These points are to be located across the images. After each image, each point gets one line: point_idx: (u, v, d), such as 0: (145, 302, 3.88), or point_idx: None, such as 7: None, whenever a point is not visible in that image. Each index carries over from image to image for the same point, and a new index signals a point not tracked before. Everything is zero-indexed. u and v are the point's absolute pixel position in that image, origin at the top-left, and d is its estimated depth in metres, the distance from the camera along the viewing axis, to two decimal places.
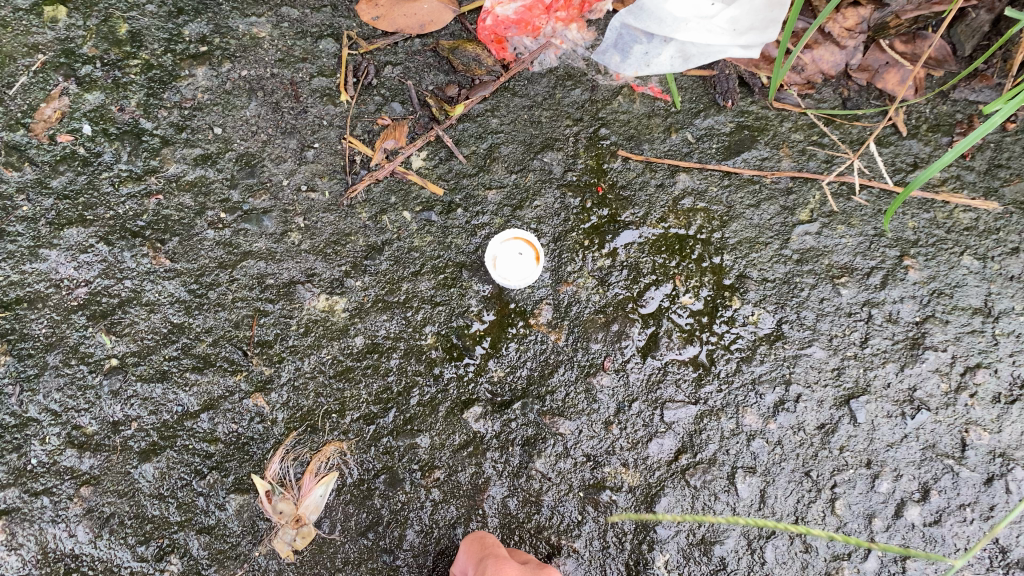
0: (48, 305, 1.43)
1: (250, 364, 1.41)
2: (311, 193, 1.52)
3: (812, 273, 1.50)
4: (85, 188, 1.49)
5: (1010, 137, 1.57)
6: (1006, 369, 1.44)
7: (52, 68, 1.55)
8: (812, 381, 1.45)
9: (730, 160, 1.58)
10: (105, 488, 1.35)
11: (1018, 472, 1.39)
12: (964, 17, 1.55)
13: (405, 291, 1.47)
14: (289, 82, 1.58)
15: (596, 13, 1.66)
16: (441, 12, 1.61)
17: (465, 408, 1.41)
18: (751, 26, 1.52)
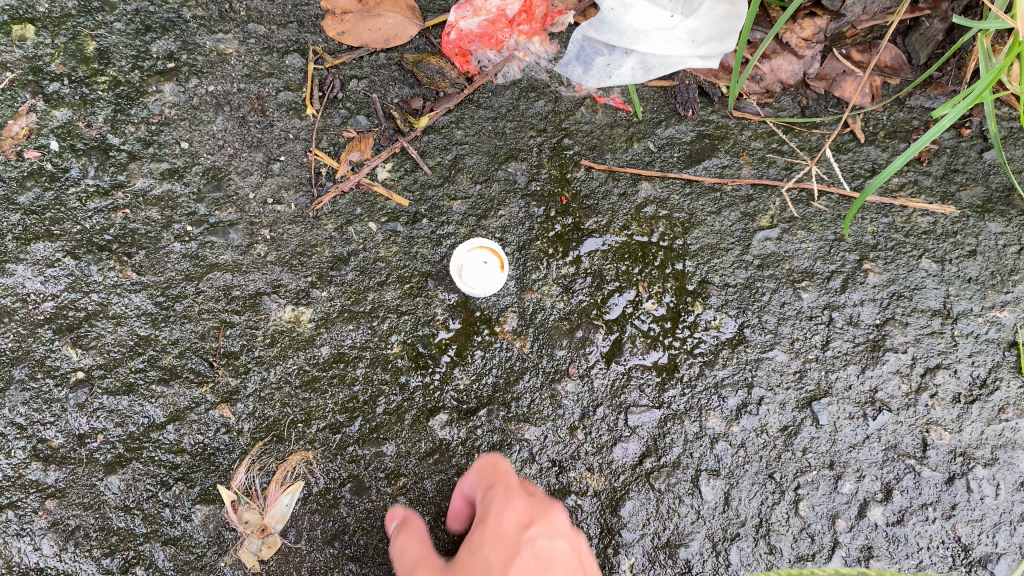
0: (15, 319, 1.45)
1: (216, 376, 1.44)
2: (277, 206, 1.54)
3: (772, 278, 1.54)
4: (52, 203, 1.51)
5: (965, 142, 1.61)
6: (965, 369, 1.49)
7: (19, 85, 1.55)
8: (774, 384, 1.48)
9: (691, 168, 1.61)
10: (71, 501, 1.37)
11: (978, 471, 1.44)
12: (918, 26, 1.58)
13: (371, 302, 1.50)
14: (255, 97, 1.60)
15: (558, 26, 1.69)
16: (406, 27, 1.63)
17: (430, 416, 1.44)
18: (710, 37, 1.57)
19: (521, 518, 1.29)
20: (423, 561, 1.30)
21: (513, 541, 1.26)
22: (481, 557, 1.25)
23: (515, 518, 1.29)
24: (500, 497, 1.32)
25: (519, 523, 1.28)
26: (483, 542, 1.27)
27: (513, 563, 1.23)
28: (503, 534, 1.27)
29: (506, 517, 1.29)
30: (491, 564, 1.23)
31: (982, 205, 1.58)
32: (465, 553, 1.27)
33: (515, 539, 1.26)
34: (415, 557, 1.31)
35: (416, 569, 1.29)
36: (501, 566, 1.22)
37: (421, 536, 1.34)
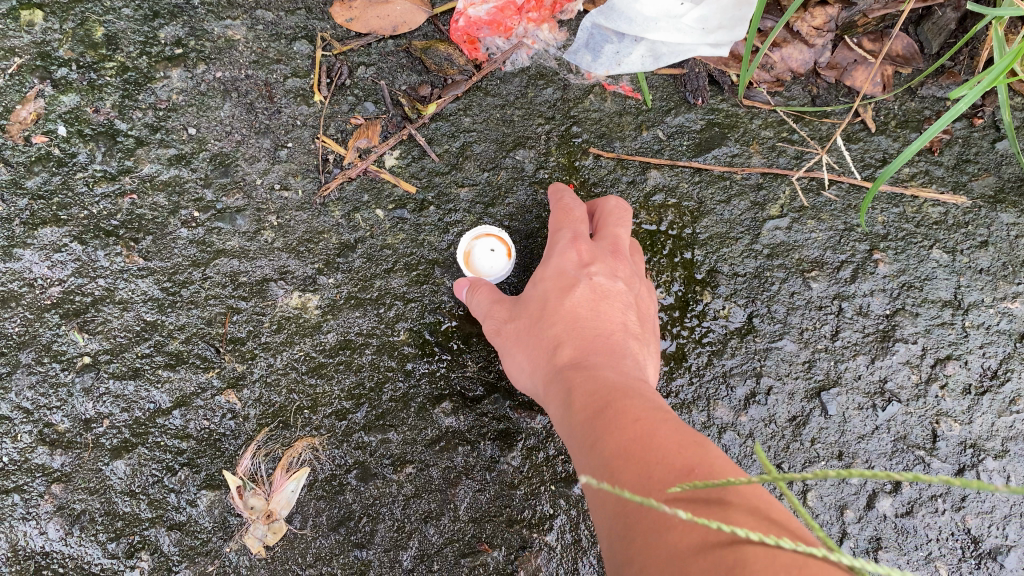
0: (22, 304, 1.44)
1: (222, 362, 1.43)
2: (285, 191, 1.53)
3: (782, 267, 1.53)
4: (59, 188, 1.50)
5: (978, 132, 1.58)
6: (976, 360, 1.48)
7: (27, 70, 1.55)
8: (783, 374, 1.48)
9: (700, 157, 1.60)
10: (76, 485, 1.37)
11: (989, 463, 1.44)
12: (930, 15, 1.56)
13: (378, 289, 1.49)
14: (263, 84, 1.59)
15: (568, 14, 1.66)
16: (415, 14, 1.61)
17: (436, 403, 1.44)
18: (721, 24, 1.55)
19: (581, 258, 1.30)
20: (493, 299, 1.35)
21: (569, 272, 1.28)
22: (541, 291, 1.29)
23: (574, 256, 1.30)
24: (564, 236, 1.34)
25: (580, 262, 1.30)
26: (544, 277, 1.30)
27: (571, 289, 1.26)
28: (564, 271, 1.29)
29: (569, 255, 1.31)
30: (549, 295, 1.27)
31: (995, 195, 1.56)
32: (530, 290, 1.31)
33: (572, 273, 1.28)
34: (481, 309, 1.35)
35: (485, 306, 1.35)
36: (558, 296, 1.26)
37: (491, 288, 1.37)
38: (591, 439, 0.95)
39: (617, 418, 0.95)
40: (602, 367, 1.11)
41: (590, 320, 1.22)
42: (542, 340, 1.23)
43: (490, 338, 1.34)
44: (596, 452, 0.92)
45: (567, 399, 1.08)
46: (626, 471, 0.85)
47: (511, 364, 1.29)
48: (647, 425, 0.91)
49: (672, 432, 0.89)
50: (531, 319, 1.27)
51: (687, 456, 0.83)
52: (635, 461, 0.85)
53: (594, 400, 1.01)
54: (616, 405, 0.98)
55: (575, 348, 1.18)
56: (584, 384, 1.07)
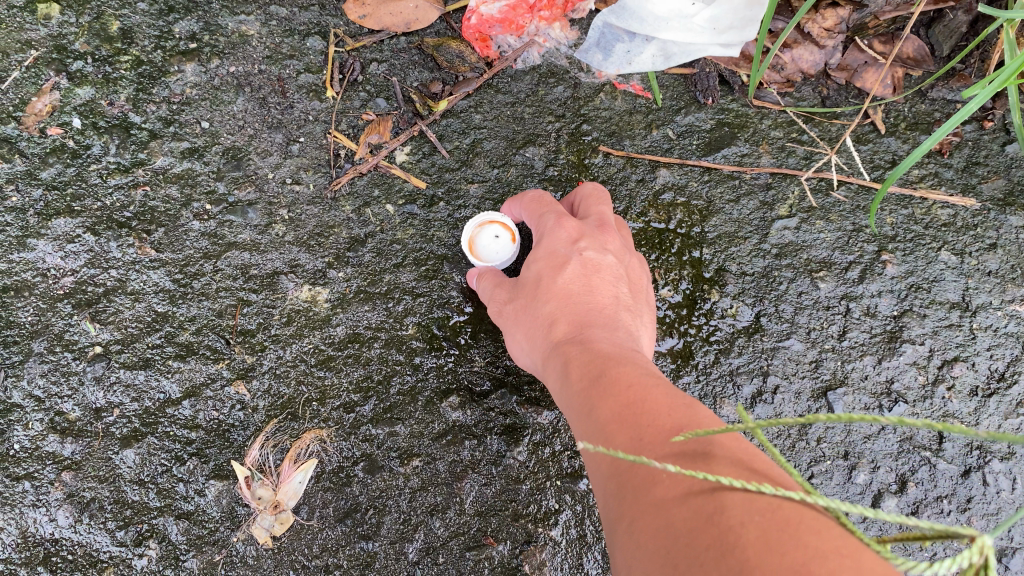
0: (35, 293, 1.46)
1: (232, 353, 1.44)
2: (296, 186, 1.55)
3: (790, 267, 1.53)
4: (73, 179, 1.52)
5: (988, 135, 1.59)
6: (983, 362, 1.49)
7: (43, 63, 1.57)
8: (789, 373, 1.48)
9: (710, 156, 1.61)
10: (86, 473, 1.38)
11: (995, 465, 1.42)
12: (941, 18, 1.57)
13: (387, 283, 1.50)
14: (277, 79, 1.61)
15: (579, 13, 1.67)
16: (427, 10, 1.61)
17: (443, 398, 1.45)
18: (732, 25, 1.54)
19: (570, 232, 1.29)
20: (492, 286, 1.36)
21: (559, 249, 1.27)
22: (533, 269, 1.28)
23: (563, 232, 1.29)
24: (552, 215, 1.33)
25: (569, 236, 1.28)
26: (535, 256, 1.29)
27: (562, 266, 1.25)
28: (553, 249, 1.27)
29: (558, 233, 1.29)
30: (541, 274, 1.26)
31: (1004, 198, 1.56)
32: (523, 271, 1.31)
33: (562, 250, 1.27)
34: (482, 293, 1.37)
35: (485, 296, 1.36)
36: (550, 274, 1.25)
37: (490, 275, 1.39)
38: (586, 409, 0.96)
39: (612, 388, 0.94)
40: (596, 340, 1.11)
41: (583, 296, 1.21)
42: (537, 318, 1.23)
43: (492, 322, 1.35)
44: (593, 424, 0.92)
45: (564, 375, 1.07)
46: (620, 438, 0.85)
47: (514, 347, 1.29)
48: (640, 393, 0.91)
49: (663, 397, 0.88)
50: (526, 299, 1.26)
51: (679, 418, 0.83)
52: (629, 428, 0.85)
53: (588, 373, 1.02)
54: (610, 375, 0.98)
55: (569, 324, 1.17)
56: (580, 358, 1.07)
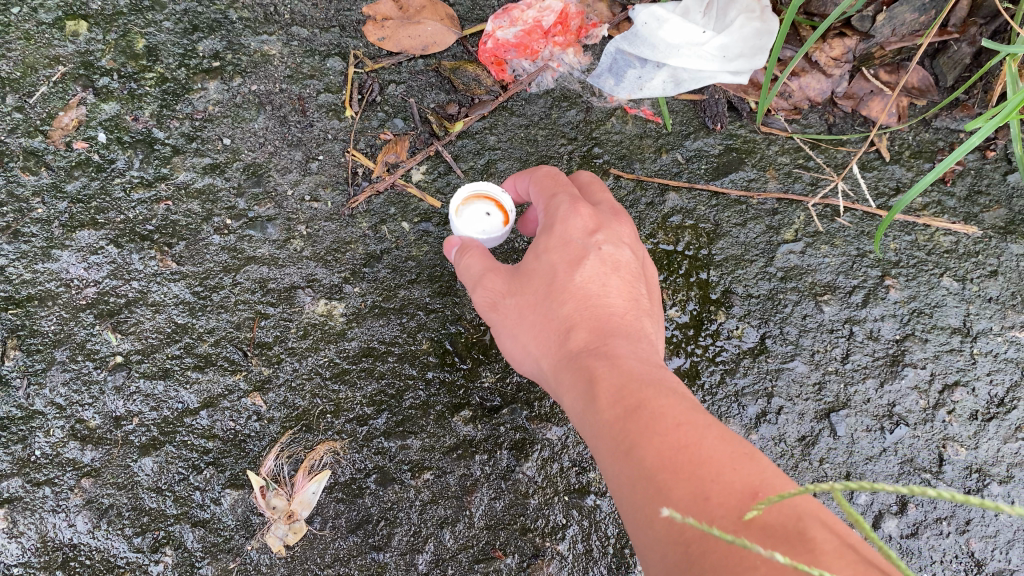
0: (58, 303, 1.48)
1: (249, 365, 1.48)
2: (315, 203, 1.59)
3: (795, 290, 1.57)
4: (98, 192, 1.55)
5: (990, 164, 1.64)
6: (983, 387, 1.52)
7: (70, 79, 1.61)
8: (794, 394, 1.51)
9: (718, 181, 1.66)
10: (105, 480, 1.40)
11: (992, 488, 1.46)
12: (946, 49, 1.61)
13: (401, 298, 1.55)
14: (297, 98, 1.66)
15: (592, 39, 1.76)
16: (444, 34, 1.70)
17: (455, 412, 1.48)
18: (741, 53, 1.62)
19: (586, 223, 1.26)
20: (486, 271, 1.32)
21: (576, 243, 1.25)
22: (546, 262, 1.26)
23: (581, 223, 1.26)
24: (565, 197, 1.29)
25: (586, 228, 1.26)
26: (548, 246, 1.26)
27: (580, 265, 1.24)
28: (570, 241, 1.25)
29: (572, 221, 1.27)
30: (557, 268, 1.24)
31: (1005, 227, 1.61)
32: (530, 260, 1.28)
33: (579, 242, 1.25)
34: (474, 273, 1.33)
35: (478, 281, 1.31)
36: (568, 271, 1.24)
37: (482, 253, 1.35)
38: (627, 444, 0.94)
39: (653, 421, 0.94)
40: (622, 356, 1.11)
41: (603, 301, 1.21)
42: (553, 322, 1.22)
43: (487, 311, 1.32)
44: (634, 457, 0.91)
45: (589, 392, 1.07)
46: (679, 486, 0.84)
47: (514, 344, 1.28)
48: (687, 430, 0.91)
49: (714, 438, 0.89)
50: (538, 297, 1.24)
51: (739, 469, 0.84)
52: (685, 474, 0.85)
53: (623, 401, 1.00)
54: (647, 407, 0.96)
55: (591, 333, 1.17)
56: (608, 377, 1.06)
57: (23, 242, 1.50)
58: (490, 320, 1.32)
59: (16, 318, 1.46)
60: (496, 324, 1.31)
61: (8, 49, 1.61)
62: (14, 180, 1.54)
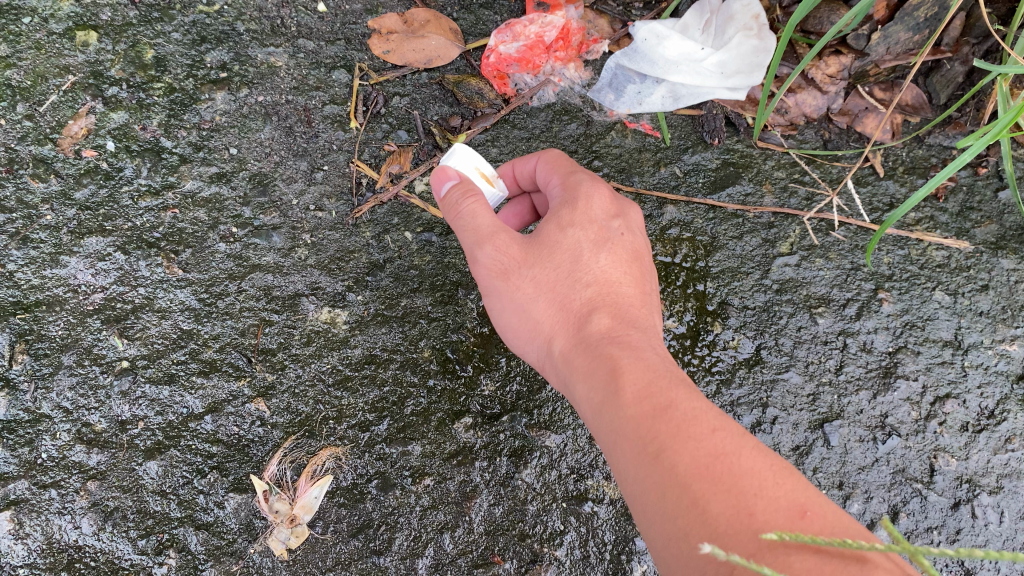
0: (66, 308, 1.50)
1: (253, 371, 1.50)
2: (319, 212, 1.62)
3: (790, 302, 1.60)
4: (106, 200, 1.57)
5: (982, 181, 1.69)
6: (974, 400, 1.55)
7: (80, 88, 1.64)
8: (788, 405, 1.54)
9: (716, 195, 1.69)
10: (111, 483, 1.42)
11: (983, 498, 1.49)
12: (939, 68, 1.66)
13: (403, 307, 1.58)
14: (302, 109, 1.69)
15: (593, 54, 1.80)
16: (448, 48, 1.75)
17: (456, 419, 1.51)
18: (738, 70, 1.69)
19: (608, 206, 1.29)
20: (498, 228, 1.26)
21: (599, 224, 1.27)
22: (570, 236, 1.26)
23: (604, 205, 1.28)
24: (586, 176, 1.31)
25: (608, 212, 1.29)
26: (573, 221, 1.26)
27: (602, 249, 1.26)
28: (594, 221, 1.27)
29: (595, 201, 1.28)
30: (580, 247, 1.25)
31: (997, 242, 1.65)
32: (552, 229, 1.26)
33: (602, 225, 1.27)
34: (483, 227, 1.26)
35: (490, 239, 1.25)
36: (590, 251, 1.25)
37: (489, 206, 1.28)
38: (659, 445, 0.97)
39: (685, 422, 0.98)
40: (643, 347, 1.15)
41: (621, 288, 1.25)
42: (572, 303, 1.24)
43: (492, 275, 1.27)
44: (666, 456, 0.95)
45: (613, 378, 1.09)
46: (718, 498, 0.89)
47: (519, 314, 1.28)
48: (720, 437, 0.96)
49: (746, 449, 0.95)
50: (557, 274, 1.25)
51: (778, 486, 0.90)
52: (725, 487, 0.90)
53: (652, 398, 1.03)
54: (676, 409, 1.01)
55: (611, 320, 1.20)
56: (633, 367, 1.09)
57: (32, 248, 1.52)
58: (493, 284, 1.28)
59: (24, 323, 1.48)
60: (500, 290, 1.28)
61: (20, 58, 1.64)
62: (23, 187, 1.55)
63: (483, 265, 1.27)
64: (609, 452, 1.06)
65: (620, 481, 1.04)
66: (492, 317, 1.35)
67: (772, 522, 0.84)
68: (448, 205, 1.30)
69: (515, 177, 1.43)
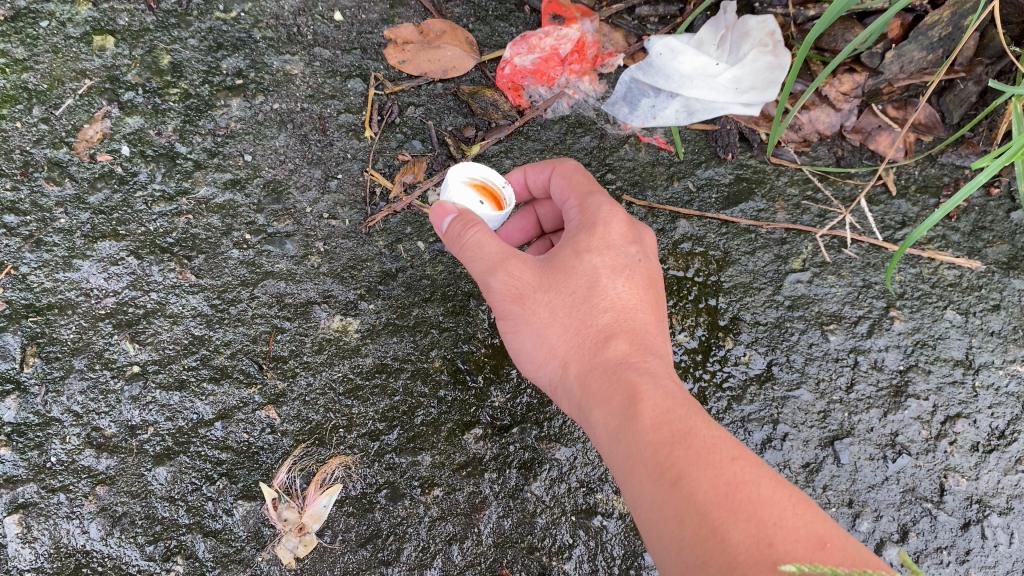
0: (78, 312, 1.50)
1: (264, 378, 1.50)
2: (332, 220, 1.62)
3: (802, 319, 1.60)
4: (120, 205, 1.57)
5: (993, 201, 1.69)
6: (984, 420, 1.54)
7: (96, 92, 1.64)
8: (798, 422, 1.53)
9: (728, 210, 1.69)
10: (120, 488, 1.41)
11: (993, 519, 1.48)
12: (952, 87, 1.67)
13: (415, 317, 1.58)
14: (318, 117, 1.70)
15: (608, 67, 1.81)
16: (463, 59, 1.76)
17: (466, 430, 1.51)
18: (753, 86, 1.70)
19: (626, 231, 1.30)
20: (510, 254, 1.23)
21: (616, 250, 1.27)
22: (586, 262, 1.26)
23: (623, 231, 1.29)
24: (603, 200, 1.32)
25: (626, 238, 1.29)
26: (590, 246, 1.27)
27: (620, 275, 1.26)
28: (612, 247, 1.27)
29: (613, 226, 1.29)
30: (597, 272, 1.25)
31: (1008, 262, 1.65)
32: (568, 254, 1.26)
33: (619, 250, 1.28)
34: (494, 255, 1.23)
35: (502, 265, 1.23)
36: (608, 278, 1.25)
37: (493, 234, 1.24)
38: (680, 476, 0.98)
39: (704, 451, 1.00)
40: (659, 374, 1.16)
41: (636, 313, 1.25)
42: (589, 328, 1.23)
43: (506, 299, 1.25)
44: (685, 483, 0.97)
45: (630, 404, 1.10)
46: (739, 528, 0.90)
47: (532, 338, 1.27)
48: (738, 467, 0.98)
49: (764, 480, 0.97)
50: (574, 298, 1.24)
51: (796, 516, 0.92)
52: (746, 517, 0.91)
53: (670, 429, 1.04)
54: (694, 441, 1.02)
55: (628, 346, 1.21)
56: (651, 395, 1.10)
57: (46, 251, 1.52)
58: (507, 308, 1.26)
59: (36, 326, 1.48)
60: (514, 314, 1.27)
61: (36, 62, 1.64)
62: (38, 191, 1.56)
63: (496, 291, 1.25)
64: (624, 478, 1.07)
65: (635, 506, 1.04)
66: (504, 338, 1.34)
67: (792, 551, 0.86)
68: (451, 240, 1.26)
69: (525, 183, 1.47)
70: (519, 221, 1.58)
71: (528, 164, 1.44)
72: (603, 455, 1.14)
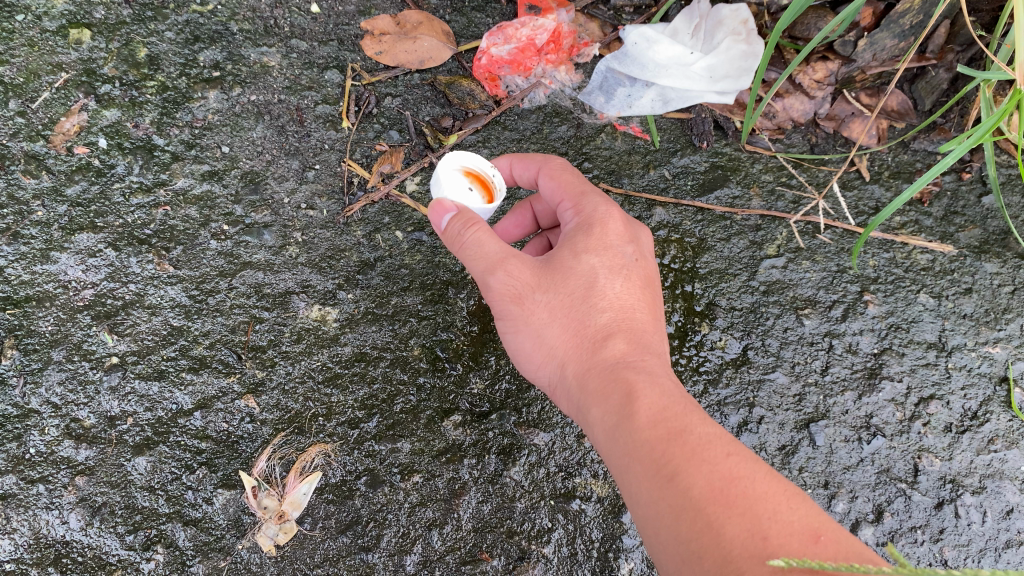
0: (56, 304, 1.50)
1: (243, 368, 1.50)
2: (310, 211, 1.63)
3: (777, 304, 1.62)
4: (97, 197, 1.57)
5: (966, 186, 1.72)
6: (957, 401, 1.56)
7: (73, 85, 1.64)
8: (774, 405, 1.55)
9: (704, 197, 1.71)
10: (99, 478, 1.41)
11: (966, 498, 1.50)
12: (924, 74, 1.69)
13: (394, 305, 1.59)
14: (295, 108, 1.71)
15: (584, 57, 1.83)
16: (441, 50, 1.77)
17: (445, 417, 1.52)
18: (727, 74, 1.73)
19: (622, 231, 1.31)
20: (510, 254, 1.24)
21: (613, 250, 1.28)
22: (585, 262, 1.26)
23: (619, 231, 1.30)
24: (598, 199, 1.33)
25: (622, 238, 1.30)
26: (588, 247, 1.27)
27: (617, 275, 1.27)
28: (609, 247, 1.28)
29: (610, 226, 1.30)
30: (596, 273, 1.26)
31: (980, 246, 1.68)
32: (566, 255, 1.27)
33: (616, 250, 1.29)
34: (494, 255, 1.23)
35: (502, 265, 1.23)
36: (606, 277, 1.26)
37: (494, 233, 1.24)
38: (677, 473, 0.99)
39: (700, 447, 1.01)
40: (657, 373, 1.17)
41: (634, 312, 1.26)
42: (586, 328, 1.24)
43: (505, 299, 1.26)
44: (681, 479, 0.98)
45: (628, 402, 1.11)
46: (733, 522, 0.91)
47: (531, 337, 1.28)
48: (733, 462, 0.99)
49: (759, 474, 0.98)
50: (572, 299, 1.25)
51: (790, 510, 0.92)
52: (740, 511, 0.92)
53: (668, 428, 1.05)
54: (692, 439, 1.02)
55: (626, 346, 1.22)
56: (648, 393, 1.11)
57: (23, 244, 1.52)
58: (506, 308, 1.27)
59: (13, 318, 1.48)
60: (513, 313, 1.27)
61: (13, 55, 1.65)
62: (15, 183, 1.56)
63: (495, 291, 1.25)
64: (623, 476, 1.08)
65: (632, 502, 1.05)
66: (502, 339, 1.35)
67: (786, 546, 0.87)
68: (451, 238, 1.26)
69: (512, 174, 1.47)
70: (516, 218, 1.58)
71: (515, 156, 1.44)
72: (601, 453, 1.15)
